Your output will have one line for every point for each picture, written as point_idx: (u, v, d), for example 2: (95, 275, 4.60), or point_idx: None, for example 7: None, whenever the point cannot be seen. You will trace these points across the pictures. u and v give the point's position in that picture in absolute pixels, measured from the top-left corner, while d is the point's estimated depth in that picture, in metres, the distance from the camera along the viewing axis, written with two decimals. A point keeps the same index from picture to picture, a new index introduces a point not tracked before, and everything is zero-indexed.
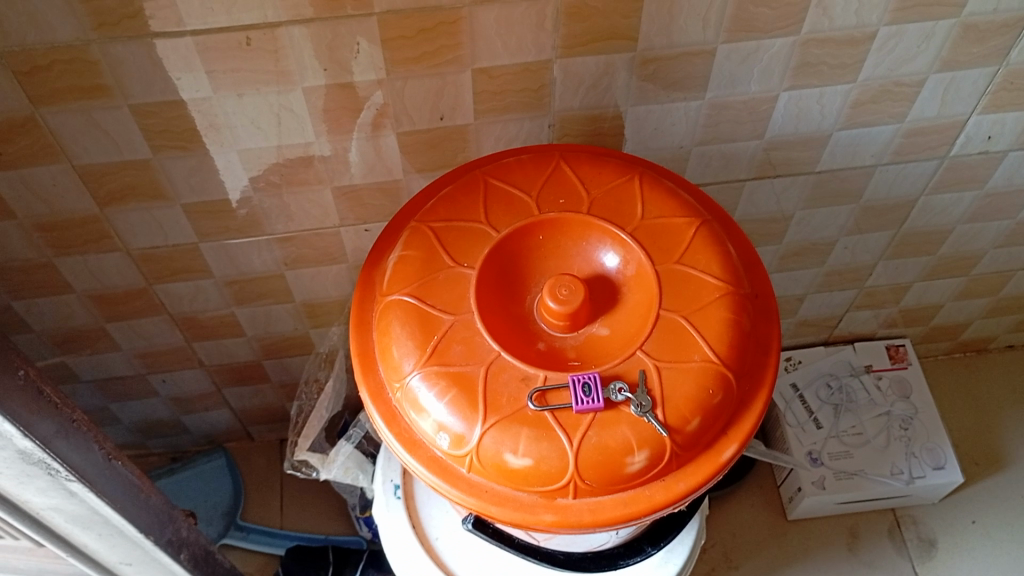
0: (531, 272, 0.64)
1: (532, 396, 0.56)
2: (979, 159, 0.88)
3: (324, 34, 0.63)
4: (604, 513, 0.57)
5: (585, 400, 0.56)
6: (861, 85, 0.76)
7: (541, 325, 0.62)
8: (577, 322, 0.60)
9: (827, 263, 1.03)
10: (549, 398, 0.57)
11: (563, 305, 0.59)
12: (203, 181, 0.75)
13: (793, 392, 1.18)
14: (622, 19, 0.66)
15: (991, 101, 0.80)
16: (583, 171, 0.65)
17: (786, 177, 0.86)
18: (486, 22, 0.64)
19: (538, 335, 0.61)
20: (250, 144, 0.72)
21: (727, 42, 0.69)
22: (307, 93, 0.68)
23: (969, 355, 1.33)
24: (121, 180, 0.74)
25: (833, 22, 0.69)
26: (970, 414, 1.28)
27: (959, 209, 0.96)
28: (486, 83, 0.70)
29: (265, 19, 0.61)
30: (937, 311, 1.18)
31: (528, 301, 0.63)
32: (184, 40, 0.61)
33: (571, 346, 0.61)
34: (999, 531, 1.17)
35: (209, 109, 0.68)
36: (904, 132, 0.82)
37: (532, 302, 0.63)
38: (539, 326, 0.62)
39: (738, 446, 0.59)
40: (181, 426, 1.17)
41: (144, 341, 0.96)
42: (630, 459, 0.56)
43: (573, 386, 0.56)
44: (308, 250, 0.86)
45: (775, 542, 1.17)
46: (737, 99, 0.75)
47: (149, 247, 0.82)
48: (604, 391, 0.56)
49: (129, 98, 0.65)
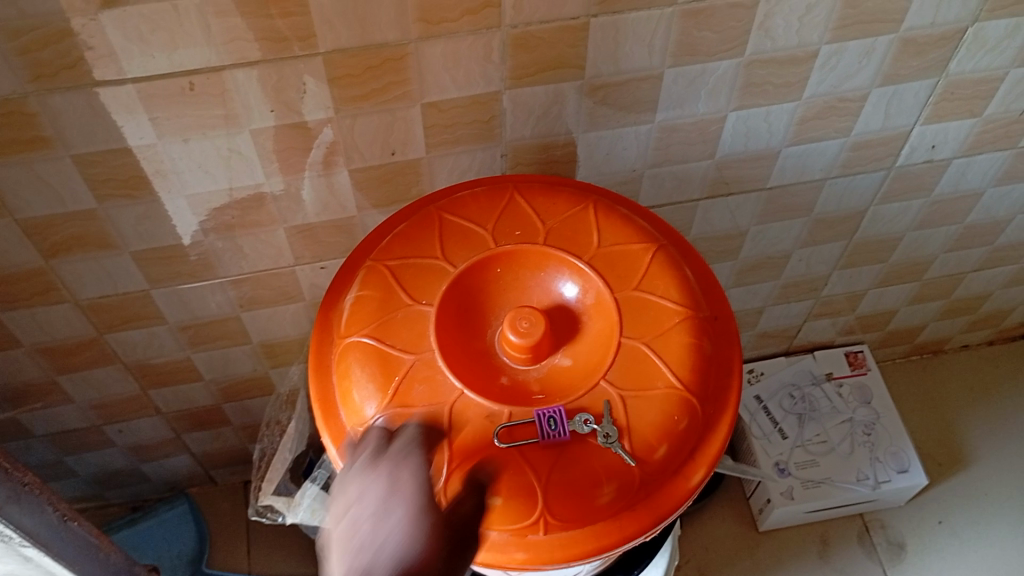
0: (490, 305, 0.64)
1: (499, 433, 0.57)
2: (925, 167, 0.90)
3: (271, 75, 0.62)
4: (576, 546, 0.56)
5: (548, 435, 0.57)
6: (806, 102, 0.77)
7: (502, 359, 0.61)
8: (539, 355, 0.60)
9: (783, 276, 1.04)
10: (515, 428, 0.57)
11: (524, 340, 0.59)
12: (152, 228, 0.73)
13: (758, 404, 1.19)
14: (568, 48, 0.66)
15: (933, 111, 0.82)
16: (537, 202, 0.65)
17: (737, 195, 0.87)
18: (433, 56, 0.64)
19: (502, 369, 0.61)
20: (198, 189, 0.70)
21: (673, 66, 0.70)
22: (255, 135, 0.67)
23: (925, 356, 1.35)
24: (65, 231, 0.72)
25: (776, 42, 0.70)
26: (930, 415, 1.30)
27: (907, 217, 0.97)
28: (435, 116, 0.69)
29: (207, 63, 0.60)
30: (892, 316, 1.20)
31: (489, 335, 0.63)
32: (126, 88, 0.60)
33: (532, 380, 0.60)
34: (965, 530, 1.18)
35: (155, 155, 0.66)
36: (851, 145, 0.84)
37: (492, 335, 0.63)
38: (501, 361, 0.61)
39: (707, 470, 0.59)
40: (142, 476, 1.14)
41: (98, 392, 0.94)
42: (598, 490, 0.56)
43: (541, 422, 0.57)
44: (264, 291, 0.85)
45: (748, 554, 1.18)
46: (686, 121, 0.76)
47: (98, 297, 0.80)
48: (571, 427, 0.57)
49: (71, 148, 0.64)
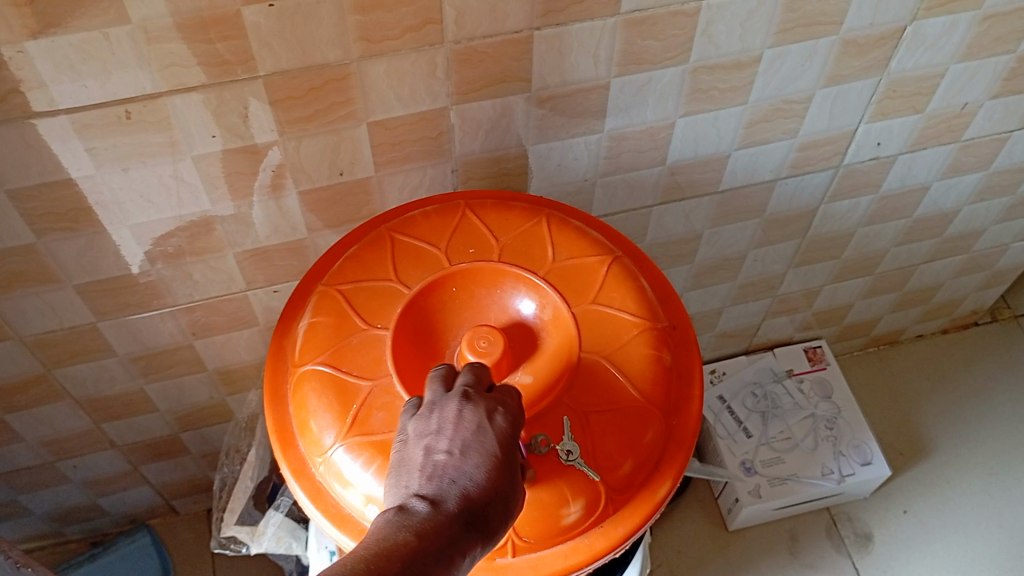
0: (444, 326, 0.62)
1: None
2: (872, 164, 0.91)
3: (210, 100, 0.60)
4: (545, 567, 0.56)
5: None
6: (752, 105, 0.77)
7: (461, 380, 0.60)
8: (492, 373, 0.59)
9: (739, 276, 1.05)
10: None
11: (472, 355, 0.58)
12: (96, 260, 0.71)
13: (721, 404, 1.19)
14: (513, 62, 0.66)
15: (877, 110, 0.83)
16: (489, 218, 0.65)
17: (691, 199, 0.87)
18: (377, 75, 0.63)
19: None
20: (142, 218, 0.69)
21: (619, 75, 0.70)
22: (198, 161, 0.65)
23: (882, 348, 1.37)
24: (4, 267, 0.69)
25: (720, 48, 0.70)
26: (890, 406, 1.31)
27: (857, 213, 0.98)
28: (383, 135, 0.68)
29: (143, 91, 0.58)
30: (848, 310, 1.22)
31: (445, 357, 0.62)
32: (59, 119, 0.58)
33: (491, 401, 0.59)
34: (929, 518, 1.20)
35: (95, 186, 0.64)
36: (799, 146, 0.84)
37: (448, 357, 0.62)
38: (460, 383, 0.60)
39: (672, 482, 0.59)
40: (100, 511, 1.11)
41: (48, 429, 0.91)
42: (565, 510, 0.56)
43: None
44: (216, 317, 0.83)
45: (719, 554, 1.18)
46: (635, 129, 0.76)
47: (42, 333, 0.78)
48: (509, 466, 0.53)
49: (5, 183, 0.62)
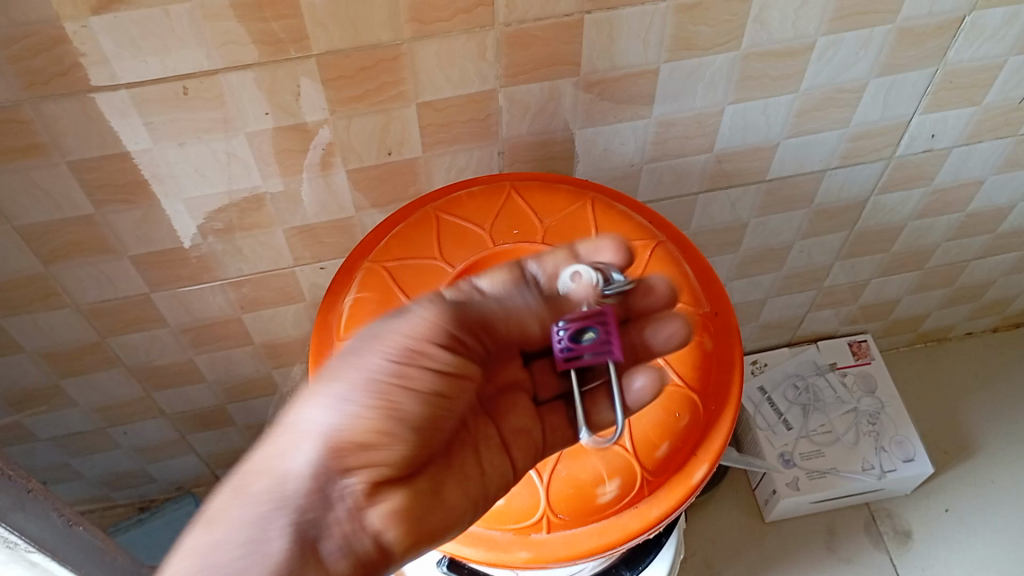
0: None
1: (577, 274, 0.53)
2: (924, 156, 0.89)
3: (264, 77, 0.62)
4: (579, 545, 0.58)
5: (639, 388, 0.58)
6: (803, 94, 0.76)
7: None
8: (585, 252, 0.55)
9: (784, 267, 1.04)
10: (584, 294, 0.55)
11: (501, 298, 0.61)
12: (151, 232, 0.73)
13: (762, 395, 1.18)
14: (562, 45, 0.66)
15: (931, 101, 0.81)
16: (535, 201, 0.65)
17: (737, 187, 0.87)
18: (427, 56, 0.64)
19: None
20: (196, 192, 0.70)
21: (669, 61, 0.69)
22: (251, 137, 0.66)
23: (929, 344, 1.35)
24: (63, 237, 0.72)
25: (772, 35, 0.69)
26: (936, 403, 1.29)
27: (908, 206, 0.97)
28: (431, 115, 0.69)
29: (200, 67, 0.60)
30: (895, 304, 1.20)
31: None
32: (120, 93, 0.60)
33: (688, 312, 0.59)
34: (971, 518, 1.18)
35: (152, 160, 0.66)
36: (850, 136, 0.83)
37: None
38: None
39: (710, 465, 0.60)
40: (148, 477, 1.14)
41: (101, 395, 0.94)
42: (601, 489, 0.57)
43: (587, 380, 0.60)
44: (265, 291, 0.85)
45: (754, 545, 1.18)
46: (683, 115, 0.75)
47: (98, 301, 0.80)
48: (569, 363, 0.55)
49: (67, 154, 0.64)
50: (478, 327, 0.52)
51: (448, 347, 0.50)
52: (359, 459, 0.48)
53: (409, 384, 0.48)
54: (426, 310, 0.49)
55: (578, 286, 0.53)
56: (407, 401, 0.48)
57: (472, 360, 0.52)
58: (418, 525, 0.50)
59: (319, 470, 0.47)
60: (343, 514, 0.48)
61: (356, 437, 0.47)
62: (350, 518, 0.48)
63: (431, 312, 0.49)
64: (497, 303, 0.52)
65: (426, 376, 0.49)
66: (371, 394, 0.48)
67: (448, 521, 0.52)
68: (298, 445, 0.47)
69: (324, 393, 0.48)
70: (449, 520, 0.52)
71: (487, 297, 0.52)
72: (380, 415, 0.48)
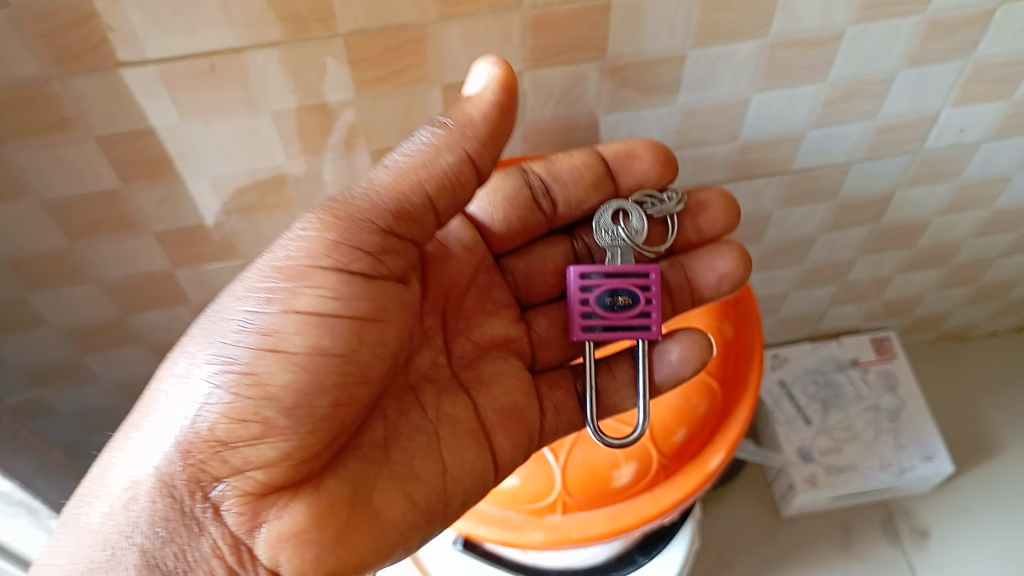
0: (474, 263, 0.68)
1: (612, 209, 0.66)
2: (952, 151, 0.88)
3: (290, 57, 0.62)
4: (591, 527, 0.65)
5: (673, 360, 0.65)
6: (830, 84, 0.76)
7: (482, 336, 0.67)
8: (622, 163, 0.66)
9: (806, 261, 1.04)
10: (615, 235, 0.66)
11: (514, 224, 0.68)
12: (175, 209, 0.74)
13: (781, 390, 1.19)
14: (588, 30, 0.66)
15: (961, 94, 0.80)
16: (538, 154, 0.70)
17: (761, 177, 0.86)
18: (452, 38, 0.64)
19: (498, 353, 0.67)
20: (220, 170, 0.71)
21: (695, 48, 0.69)
22: (275, 117, 0.67)
23: (952, 343, 1.34)
24: (89, 212, 0.72)
25: (799, 24, 0.69)
26: (957, 403, 1.28)
27: (934, 201, 0.96)
28: (455, 98, 0.69)
29: (226, 45, 0.60)
30: (918, 301, 1.19)
31: (473, 299, 0.68)
32: (147, 70, 0.61)
33: (745, 252, 0.69)
34: (989, 519, 1.17)
35: (176, 137, 0.67)
36: (877, 128, 0.83)
37: (476, 298, 0.68)
38: (492, 343, 0.67)
39: (725, 453, 0.66)
40: None
41: (122, 371, 0.95)
42: (617, 472, 0.65)
43: (631, 364, 0.68)
44: None
45: (768, 540, 1.17)
46: (708, 103, 0.75)
47: (122, 277, 0.81)
48: (588, 312, 0.64)
49: (94, 130, 0.65)
50: (380, 251, 0.54)
51: (345, 267, 0.53)
52: (224, 458, 0.51)
53: (263, 368, 0.50)
54: (274, 267, 0.53)
55: (475, 114, 0.53)
56: (307, 323, 0.51)
57: (360, 310, 0.53)
58: (333, 497, 0.52)
59: (176, 472, 0.50)
60: (226, 519, 0.51)
61: (257, 378, 0.50)
62: (237, 519, 0.51)
63: (277, 276, 0.52)
64: (384, 192, 0.54)
65: (320, 300, 0.52)
66: (261, 332, 0.51)
67: (373, 529, 0.52)
68: (154, 451, 0.51)
69: (174, 392, 0.52)
70: (378, 529, 0.52)
71: (380, 190, 0.54)
72: (233, 401, 0.50)
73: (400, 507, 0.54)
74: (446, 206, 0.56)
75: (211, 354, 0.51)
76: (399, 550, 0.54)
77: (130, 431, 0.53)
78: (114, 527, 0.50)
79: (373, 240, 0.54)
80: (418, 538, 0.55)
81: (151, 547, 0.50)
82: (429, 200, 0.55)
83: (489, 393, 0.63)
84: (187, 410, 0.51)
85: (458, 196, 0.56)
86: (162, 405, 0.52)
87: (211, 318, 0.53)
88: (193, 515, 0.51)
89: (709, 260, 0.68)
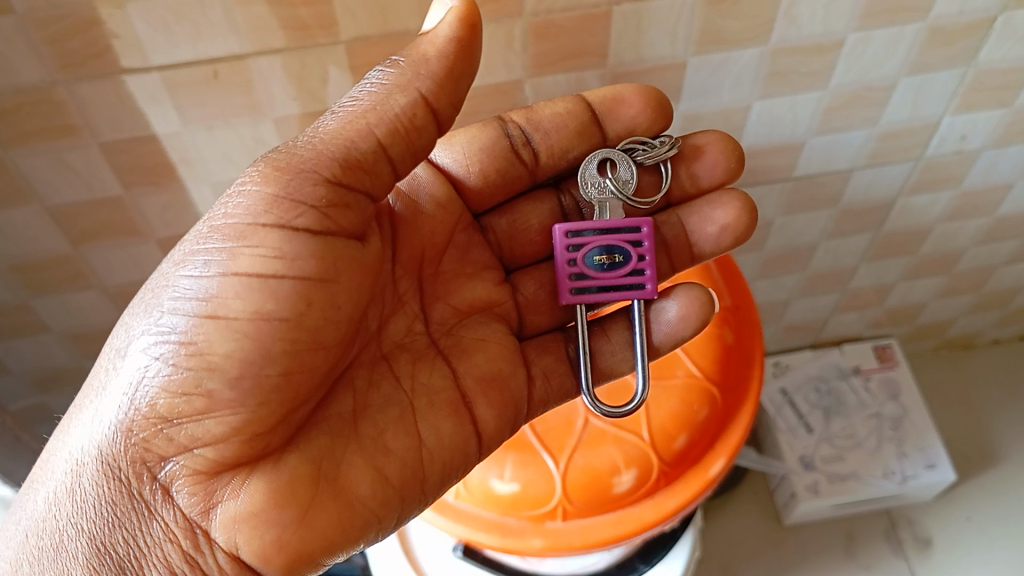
0: (449, 224, 0.64)
1: (598, 159, 0.64)
2: (954, 158, 0.88)
3: (293, 63, 0.62)
4: (592, 534, 0.66)
5: (671, 319, 0.64)
6: (832, 92, 0.76)
7: (461, 301, 0.64)
8: (611, 109, 0.64)
9: (808, 268, 1.04)
10: (603, 187, 0.65)
11: (491, 176, 0.65)
12: (179, 215, 0.74)
13: (783, 398, 1.18)
14: (590, 36, 0.66)
15: (962, 101, 0.80)
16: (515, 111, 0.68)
17: (763, 184, 0.86)
18: None
19: (478, 318, 0.64)
20: (223, 177, 0.71)
21: (696, 54, 0.69)
22: (278, 123, 0.67)
23: (955, 351, 1.33)
24: (92, 218, 0.73)
25: (801, 31, 0.69)
26: (960, 411, 1.28)
27: (936, 208, 0.96)
28: None
29: (230, 51, 0.60)
30: (921, 309, 1.19)
31: (451, 261, 0.65)
32: (151, 76, 0.61)
33: (749, 200, 0.66)
34: (993, 527, 1.17)
35: (181, 144, 0.67)
36: (878, 135, 0.83)
37: (454, 260, 0.65)
38: (472, 309, 0.65)
39: (726, 460, 0.67)
40: None
41: None
42: (618, 479, 0.66)
43: (626, 326, 0.66)
44: None
45: (771, 549, 1.17)
46: (710, 110, 0.75)
47: (125, 283, 0.81)
48: (580, 274, 0.63)
49: (98, 136, 0.65)
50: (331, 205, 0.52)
51: (289, 224, 0.50)
52: (171, 434, 0.49)
53: (203, 336, 0.49)
54: (215, 227, 0.50)
55: (430, 50, 0.52)
56: (246, 288, 0.49)
57: (308, 270, 0.51)
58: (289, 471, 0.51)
59: (120, 452, 0.50)
60: (178, 500, 0.50)
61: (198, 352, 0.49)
62: (189, 499, 0.50)
63: (217, 236, 0.50)
64: (330, 140, 0.52)
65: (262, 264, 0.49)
66: (201, 301, 0.49)
67: (337, 506, 0.52)
68: (97, 431, 0.50)
69: (117, 368, 0.51)
70: (341, 508, 0.52)
71: (325, 139, 0.52)
72: (173, 376, 0.49)
73: (368, 484, 0.53)
74: (401, 153, 0.54)
75: (150, 326, 0.50)
76: (369, 528, 0.54)
77: (77, 413, 0.52)
78: (60, 514, 0.50)
79: (318, 192, 0.51)
80: (390, 514, 0.55)
81: (101, 533, 0.50)
82: (382, 147, 0.53)
83: (469, 361, 0.62)
84: (129, 386, 0.50)
85: (413, 143, 0.54)
86: (106, 385, 0.51)
87: (152, 287, 0.51)
88: (142, 498, 0.50)
89: (707, 211, 0.66)
